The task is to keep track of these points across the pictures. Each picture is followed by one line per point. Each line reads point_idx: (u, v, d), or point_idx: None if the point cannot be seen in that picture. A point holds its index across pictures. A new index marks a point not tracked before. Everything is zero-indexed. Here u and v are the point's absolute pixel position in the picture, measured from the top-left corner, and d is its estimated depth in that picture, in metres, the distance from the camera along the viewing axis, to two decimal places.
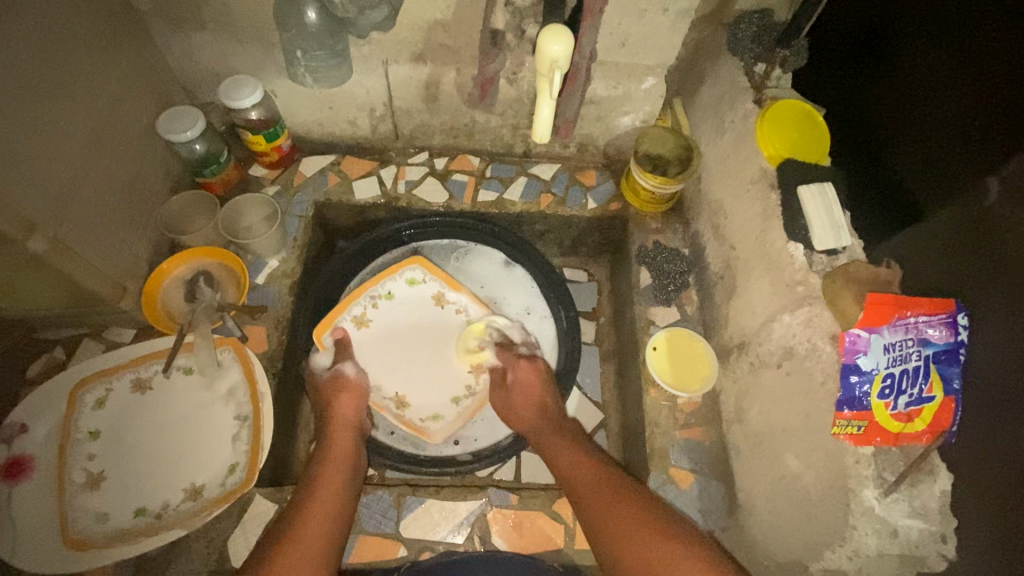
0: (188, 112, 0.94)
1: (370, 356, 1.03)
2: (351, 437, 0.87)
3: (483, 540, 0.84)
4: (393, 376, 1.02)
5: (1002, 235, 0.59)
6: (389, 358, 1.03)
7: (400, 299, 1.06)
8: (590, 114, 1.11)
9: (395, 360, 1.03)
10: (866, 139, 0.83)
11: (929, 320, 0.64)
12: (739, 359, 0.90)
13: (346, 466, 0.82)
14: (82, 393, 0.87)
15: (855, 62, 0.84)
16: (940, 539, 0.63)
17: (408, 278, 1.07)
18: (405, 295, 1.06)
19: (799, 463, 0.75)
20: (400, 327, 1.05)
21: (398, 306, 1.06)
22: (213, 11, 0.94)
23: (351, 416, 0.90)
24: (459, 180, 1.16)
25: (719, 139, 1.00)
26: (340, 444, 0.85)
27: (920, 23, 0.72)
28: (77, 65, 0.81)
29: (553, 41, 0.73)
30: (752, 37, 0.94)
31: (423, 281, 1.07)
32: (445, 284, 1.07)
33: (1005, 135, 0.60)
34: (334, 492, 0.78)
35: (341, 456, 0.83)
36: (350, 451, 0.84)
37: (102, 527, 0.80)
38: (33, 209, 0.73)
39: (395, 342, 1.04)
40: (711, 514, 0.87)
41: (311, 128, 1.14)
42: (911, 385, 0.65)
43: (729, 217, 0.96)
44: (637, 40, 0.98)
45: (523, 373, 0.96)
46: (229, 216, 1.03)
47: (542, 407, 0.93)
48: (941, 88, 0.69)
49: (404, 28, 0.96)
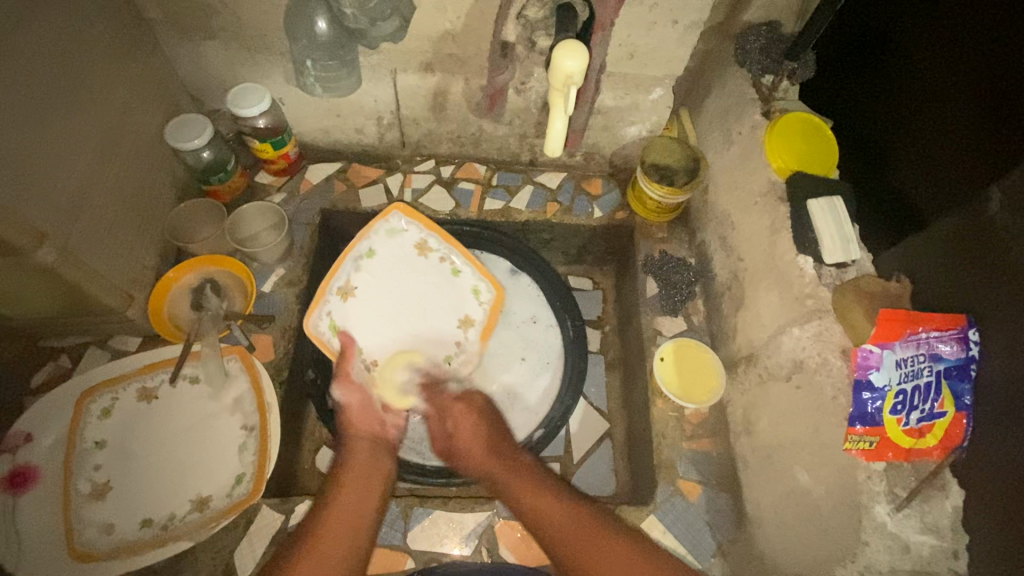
0: (196, 121, 0.94)
1: (386, 258, 1.03)
2: (371, 445, 0.86)
3: (491, 552, 0.84)
4: (368, 298, 1.03)
5: (1006, 247, 0.60)
6: (384, 304, 1.04)
7: (455, 284, 1.06)
8: (597, 124, 1.11)
9: (380, 293, 1.03)
10: (866, 151, 0.85)
11: (940, 336, 0.65)
12: (747, 371, 0.90)
13: (371, 478, 0.80)
14: (89, 402, 0.87)
15: (853, 75, 0.86)
16: (952, 555, 0.63)
17: (477, 286, 1.06)
18: (462, 283, 1.06)
19: (809, 477, 0.74)
20: (425, 284, 1.06)
21: (446, 283, 1.06)
22: (223, 20, 0.94)
23: (370, 425, 0.89)
24: (465, 188, 1.15)
25: (726, 150, 1.00)
26: (359, 456, 0.83)
27: (914, 36, 0.74)
28: (88, 74, 0.81)
29: (569, 57, 0.73)
30: (761, 49, 0.94)
31: (479, 298, 1.06)
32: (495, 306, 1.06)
33: (1002, 148, 0.62)
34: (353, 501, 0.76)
35: (361, 469, 0.81)
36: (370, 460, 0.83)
37: (107, 539, 0.79)
38: (42, 219, 0.73)
39: (407, 289, 1.05)
40: (720, 527, 0.87)
41: (318, 136, 1.14)
42: (923, 401, 0.66)
43: (736, 228, 0.96)
44: (645, 52, 0.99)
45: (460, 418, 0.93)
46: (235, 225, 1.03)
47: (487, 444, 0.87)
48: (942, 95, 0.70)
49: (414, 38, 0.96)
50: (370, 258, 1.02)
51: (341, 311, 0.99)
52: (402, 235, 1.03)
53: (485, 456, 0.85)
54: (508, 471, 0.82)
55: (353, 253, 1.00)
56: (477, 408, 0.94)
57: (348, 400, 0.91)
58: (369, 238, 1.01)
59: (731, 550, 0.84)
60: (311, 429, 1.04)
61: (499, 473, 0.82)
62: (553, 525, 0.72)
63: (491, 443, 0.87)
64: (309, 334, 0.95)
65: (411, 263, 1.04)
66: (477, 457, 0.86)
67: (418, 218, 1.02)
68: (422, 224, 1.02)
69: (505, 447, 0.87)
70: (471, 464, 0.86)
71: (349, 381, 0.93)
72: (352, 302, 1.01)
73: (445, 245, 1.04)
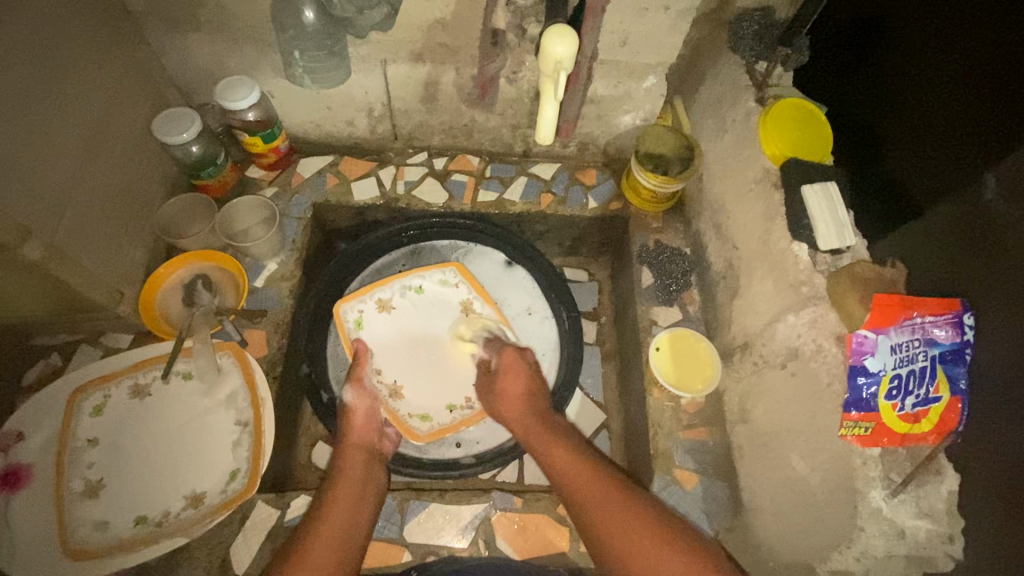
0: (185, 114, 0.93)
1: (426, 298, 1.05)
2: (366, 458, 0.85)
3: (488, 544, 0.84)
4: (398, 324, 1.03)
5: (1002, 231, 0.59)
6: (409, 333, 1.03)
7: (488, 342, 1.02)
8: (590, 114, 1.10)
9: (409, 326, 1.03)
10: (865, 137, 0.83)
11: (934, 320, 0.64)
12: (743, 359, 0.90)
13: (361, 493, 0.80)
14: (80, 400, 0.86)
15: (849, 59, 0.85)
16: (947, 540, 0.62)
17: (507, 353, 1.01)
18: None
19: (805, 464, 0.74)
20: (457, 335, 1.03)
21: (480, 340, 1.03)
22: (209, 11, 0.93)
23: (368, 437, 0.88)
24: (458, 180, 1.15)
25: (720, 138, 1.00)
26: (353, 472, 0.82)
27: (909, 23, 0.73)
28: (72, 67, 0.80)
29: (558, 42, 0.73)
30: (754, 35, 0.93)
31: None
32: None
33: (1000, 132, 0.60)
34: (343, 517, 0.76)
35: (354, 482, 0.81)
36: (364, 473, 0.82)
37: (101, 536, 0.79)
38: (27, 215, 0.72)
39: (437, 330, 1.04)
40: (716, 515, 0.87)
41: (308, 129, 1.13)
42: (918, 386, 0.65)
43: (731, 217, 0.95)
44: (638, 39, 0.98)
45: (506, 357, 0.93)
46: (226, 220, 1.02)
47: (531, 397, 0.89)
48: (937, 84, 0.69)
49: (403, 28, 0.95)
50: (416, 294, 1.05)
51: (372, 317, 1.02)
52: (453, 287, 1.05)
53: (526, 410, 0.88)
54: (543, 429, 0.85)
55: (404, 281, 1.04)
56: (527, 360, 0.93)
57: (356, 405, 0.90)
58: (422, 277, 1.05)
59: (728, 538, 0.85)
60: (306, 424, 1.04)
61: (534, 433, 0.85)
62: (589, 494, 0.74)
63: (531, 395, 0.90)
64: (336, 315, 1.00)
65: (453, 313, 1.04)
66: (516, 411, 0.88)
67: (469, 279, 1.05)
68: (473, 287, 1.05)
69: (543, 404, 0.89)
70: (509, 412, 0.89)
71: (361, 385, 0.93)
72: (385, 316, 1.03)
73: (490, 313, 1.04)
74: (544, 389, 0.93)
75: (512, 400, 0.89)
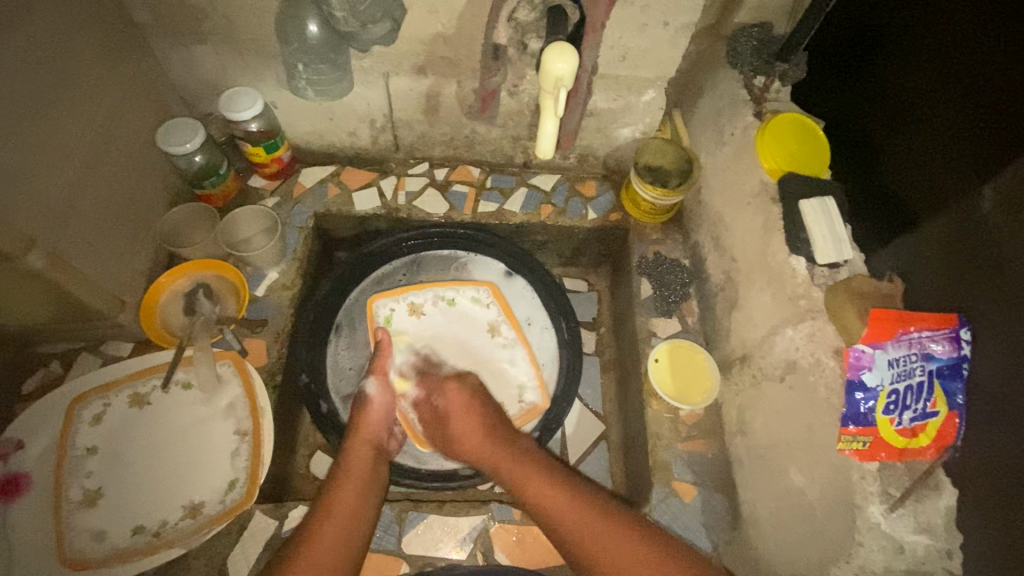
0: (188, 124, 0.94)
1: (455, 314, 1.06)
2: (373, 454, 0.85)
3: (486, 555, 0.84)
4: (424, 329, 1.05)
5: (999, 245, 0.59)
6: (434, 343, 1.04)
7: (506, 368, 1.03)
8: (590, 126, 1.11)
9: (437, 332, 1.05)
10: (861, 153, 0.84)
11: (932, 335, 0.65)
12: (741, 372, 0.90)
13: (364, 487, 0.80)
14: (80, 409, 0.86)
15: (844, 76, 0.86)
16: (945, 555, 0.63)
17: (523, 382, 1.02)
18: (513, 373, 1.03)
19: (803, 478, 0.74)
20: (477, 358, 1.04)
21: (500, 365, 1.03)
22: (212, 23, 0.94)
23: (379, 432, 0.88)
24: (459, 190, 1.16)
25: (718, 151, 1.01)
26: (361, 465, 0.82)
27: (905, 40, 0.74)
28: (77, 79, 0.81)
29: (558, 59, 0.74)
30: (751, 51, 0.95)
31: (522, 393, 1.01)
32: (526, 414, 0.99)
33: (998, 146, 0.61)
34: (349, 509, 0.76)
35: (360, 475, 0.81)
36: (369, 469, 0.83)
37: (99, 546, 0.79)
38: (31, 225, 0.72)
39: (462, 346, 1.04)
40: (715, 528, 0.87)
41: (311, 139, 1.14)
42: (916, 400, 0.65)
43: (730, 229, 0.96)
44: (637, 54, 0.99)
45: (453, 399, 0.90)
46: (228, 229, 1.02)
47: (485, 428, 0.86)
48: (934, 98, 0.70)
49: (405, 41, 0.96)
50: (448, 306, 1.06)
51: (403, 319, 1.04)
52: (484, 307, 1.07)
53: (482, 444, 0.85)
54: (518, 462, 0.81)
55: (438, 291, 1.07)
56: (468, 385, 0.92)
57: (374, 399, 0.91)
58: (456, 291, 1.07)
59: (727, 552, 0.85)
60: (305, 433, 1.04)
61: (499, 457, 0.83)
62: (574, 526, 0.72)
63: (488, 426, 0.87)
64: (369, 307, 1.04)
65: (477, 333, 1.05)
66: (476, 447, 0.85)
67: (501, 302, 1.07)
68: (502, 309, 1.06)
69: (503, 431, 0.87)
70: (469, 450, 0.86)
71: (384, 376, 0.94)
72: (414, 321, 1.05)
73: (515, 337, 1.05)
74: (496, 414, 0.90)
75: (468, 437, 0.86)
